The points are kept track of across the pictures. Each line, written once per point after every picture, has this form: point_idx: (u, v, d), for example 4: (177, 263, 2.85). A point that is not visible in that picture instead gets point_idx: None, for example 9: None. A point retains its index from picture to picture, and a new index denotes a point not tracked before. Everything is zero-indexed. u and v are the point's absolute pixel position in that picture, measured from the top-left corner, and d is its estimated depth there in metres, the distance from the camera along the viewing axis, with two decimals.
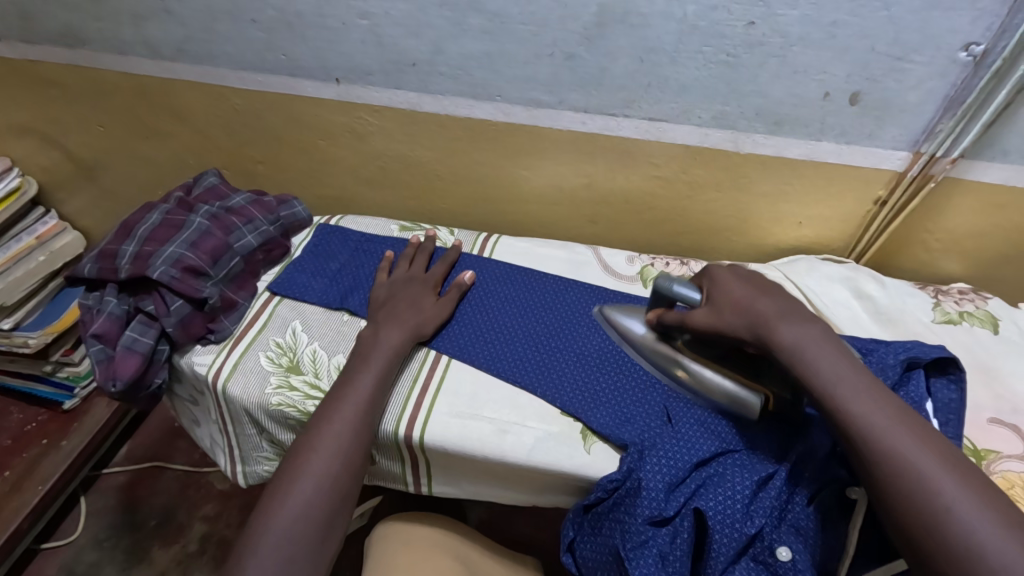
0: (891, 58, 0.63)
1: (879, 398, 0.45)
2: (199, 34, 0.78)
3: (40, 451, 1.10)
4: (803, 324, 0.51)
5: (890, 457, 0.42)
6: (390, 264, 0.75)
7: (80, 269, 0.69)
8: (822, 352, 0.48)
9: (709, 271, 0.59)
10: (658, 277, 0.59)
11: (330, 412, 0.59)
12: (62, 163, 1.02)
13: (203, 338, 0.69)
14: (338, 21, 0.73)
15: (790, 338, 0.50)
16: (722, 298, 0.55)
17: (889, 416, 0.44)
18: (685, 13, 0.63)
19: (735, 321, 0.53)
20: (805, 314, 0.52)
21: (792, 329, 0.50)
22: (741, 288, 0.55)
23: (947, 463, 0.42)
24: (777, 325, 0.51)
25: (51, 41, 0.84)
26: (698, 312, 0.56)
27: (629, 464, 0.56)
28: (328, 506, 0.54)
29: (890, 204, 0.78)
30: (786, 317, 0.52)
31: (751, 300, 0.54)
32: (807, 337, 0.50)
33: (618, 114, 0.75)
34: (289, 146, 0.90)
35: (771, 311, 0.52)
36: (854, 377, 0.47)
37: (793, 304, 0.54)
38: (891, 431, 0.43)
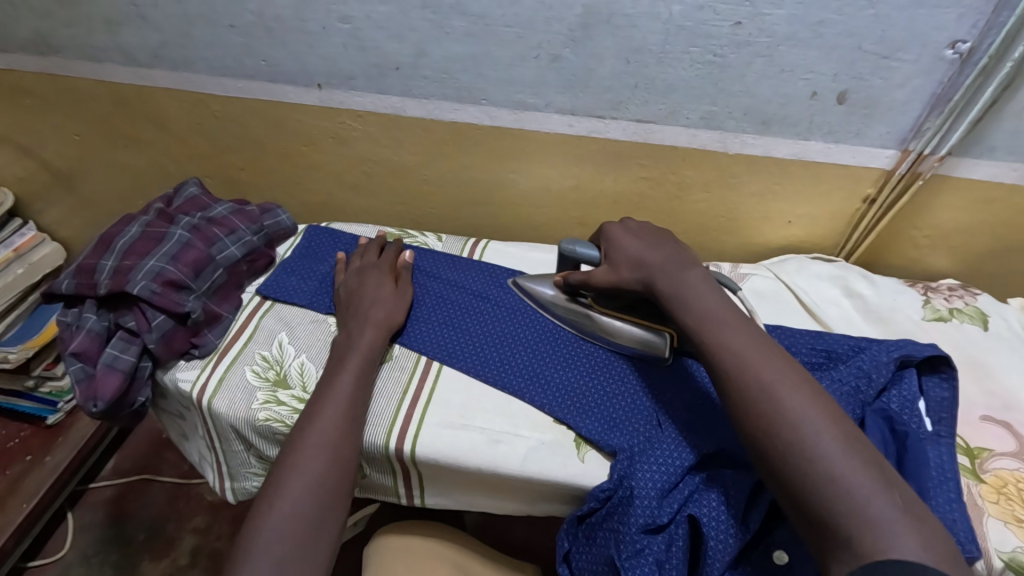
0: (878, 56, 0.63)
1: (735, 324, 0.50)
2: (176, 40, 0.76)
3: (24, 468, 1.08)
4: (684, 272, 0.56)
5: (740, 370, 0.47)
6: (346, 263, 0.75)
7: (58, 285, 0.67)
8: (699, 298, 0.53)
9: (605, 228, 0.64)
10: (562, 241, 0.65)
11: (315, 421, 0.57)
12: (39, 173, 1.00)
13: (187, 353, 0.67)
14: (319, 26, 0.71)
15: (668, 287, 0.55)
16: (617, 255, 0.60)
17: (742, 339, 0.49)
18: (671, 13, 0.63)
19: (629, 276, 0.59)
20: (689, 263, 0.57)
21: (668, 279, 0.55)
22: (634, 244, 0.60)
23: (790, 373, 0.46)
24: (661, 277, 0.56)
25: (23, 48, 0.81)
26: (600, 271, 0.62)
27: (620, 472, 0.56)
28: (315, 520, 0.52)
29: (879, 202, 0.78)
30: (670, 268, 0.56)
31: (641, 253, 0.59)
32: (686, 285, 0.54)
33: (605, 116, 0.74)
34: (272, 153, 0.89)
35: (657, 263, 0.57)
36: (718, 312, 0.52)
37: (680, 252, 0.59)
38: (743, 351, 0.48)
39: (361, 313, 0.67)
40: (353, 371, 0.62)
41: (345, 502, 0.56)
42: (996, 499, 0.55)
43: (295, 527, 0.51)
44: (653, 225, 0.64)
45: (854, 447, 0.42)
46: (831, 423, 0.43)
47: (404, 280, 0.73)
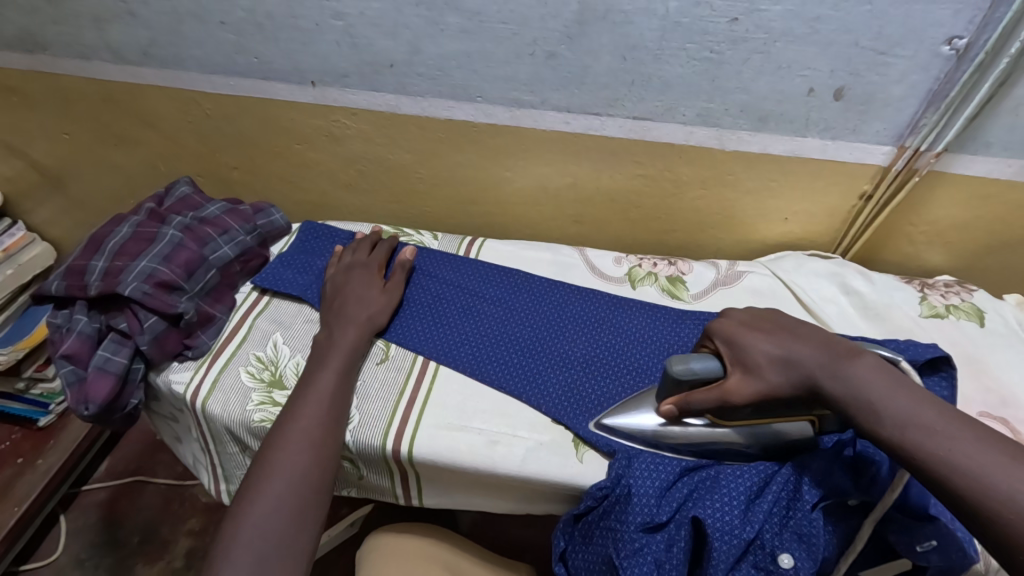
0: (874, 52, 0.63)
1: (896, 386, 0.45)
2: (166, 37, 0.75)
3: (16, 471, 1.07)
4: (848, 363, 0.48)
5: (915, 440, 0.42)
6: (339, 257, 0.75)
7: (48, 286, 0.66)
8: (852, 372, 0.47)
9: (716, 330, 0.56)
10: (671, 363, 0.53)
11: (296, 418, 0.57)
12: (27, 173, 0.98)
13: (180, 355, 0.67)
14: (311, 22, 0.70)
15: (843, 388, 0.47)
16: (753, 358, 0.52)
17: (906, 398, 0.44)
18: (667, 9, 0.62)
19: (781, 381, 0.50)
20: (847, 351, 0.49)
21: (818, 359, 0.49)
22: (766, 340, 0.52)
23: (973, 433, 0.41)
24: (819, 372, 0.49)
25: (10, 46, 0.80)
26: (734, 380, 0.52)
27: (618, 471, 0.56)
28: (292, 523, 0.52)
29: (876, 198, 0.78)
30: (832, 363, 0.48)
31: (786, 353, 0.51)
32: (859, 380, 0.46)
33: (601, 113, 0.74)
34: (265, 151, 0.88)
35: (812, 363, 0.49)
36: (874, 376, 0.46)
37: (829, 341, 0.51)
38: (912, 415, 0.43)
39: (349, 311, 0.67)
40: (335, 367, 0.62)
41: (327, 499, 0.55)
42: None
43: (273, 524, 0.51)
44: (764, 311, 0.57)
45: None
46: None
47: (398, 280, 0.72)
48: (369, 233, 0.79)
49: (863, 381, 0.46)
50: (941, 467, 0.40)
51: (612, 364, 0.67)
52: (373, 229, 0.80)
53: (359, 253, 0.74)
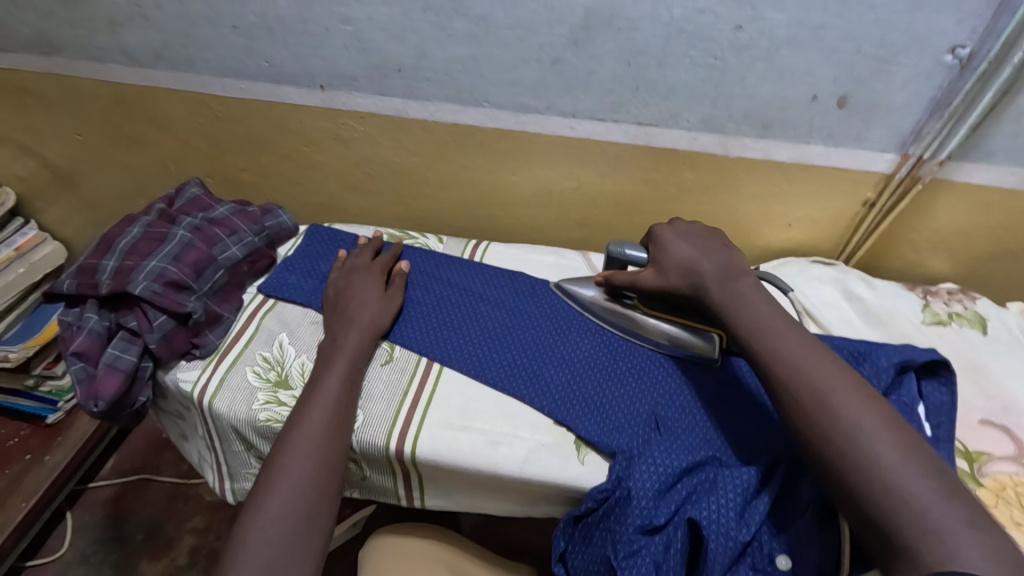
0: (877, 60, 0.63)
1: (789, 335, 0.51)
2: (178, 41, 0.76)
3: (23, 466, 1.08)
4: (738, 280, 0.57)
5: (790, 379, 0.48)
6: (345, 260, 0.76)
7: (60, 284, 0.68)
8: (739, 291, 0.56)
9: (655, 231, 0.65)
10: (610, 243, 0.66)
11: (305, 420, 0.58)
12: (40, 172, 1.00)
13: (187, 353, 0.68)
14: (321, 27, 0.71)
15: (723, 295, 0.56)
16: (667, 259, 0.61)
17: (796, 346, 0.50)
18: (672, 16, 0.63)
19: (678, 281, 0.60)
20: (743, 273, 0.57)
21: (715, 269, 0.58)
22: (684, 248, 0.61)
23: (843, 382, 0.47)
24: (743, 309, 0.54)
25: (26, 49, 0.82)
26: (647, 274, 0.63)
27: (619, 473, 0.56)
28: (303, 524, 0.52)
29: (879, 205, 0.78)
30: (772, 329, 0.52)
31: (694, 261, 0.59)
32: (737, 295, 0.56)
33: (607, 118, 0.74)
34: (273, 153, 0.89)
35: (709, 272, 0.58)
36: (771, 321, 0.53)
37: (732, 260, 0.60)
38: (796, 360, 0.49)
39: (352, 313, 0.68)
40: (341, 370, 0.62)
41: (335, 502, 0.56)
42: (995, 502, 0.55)
43: (281, 525, 0.51)
44: (702, 225, 0.65)
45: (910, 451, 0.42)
46: (896, 438, 0.43)
47: (398, 286, 0.73)
48: (371, 238, 0.79)
49: (794, 353, 0.49)
50: (845, 448, 0.43)
51: (614, 365, 0.67)
52: (374, 234, 0.81)
53: (362, 255, 0.75)
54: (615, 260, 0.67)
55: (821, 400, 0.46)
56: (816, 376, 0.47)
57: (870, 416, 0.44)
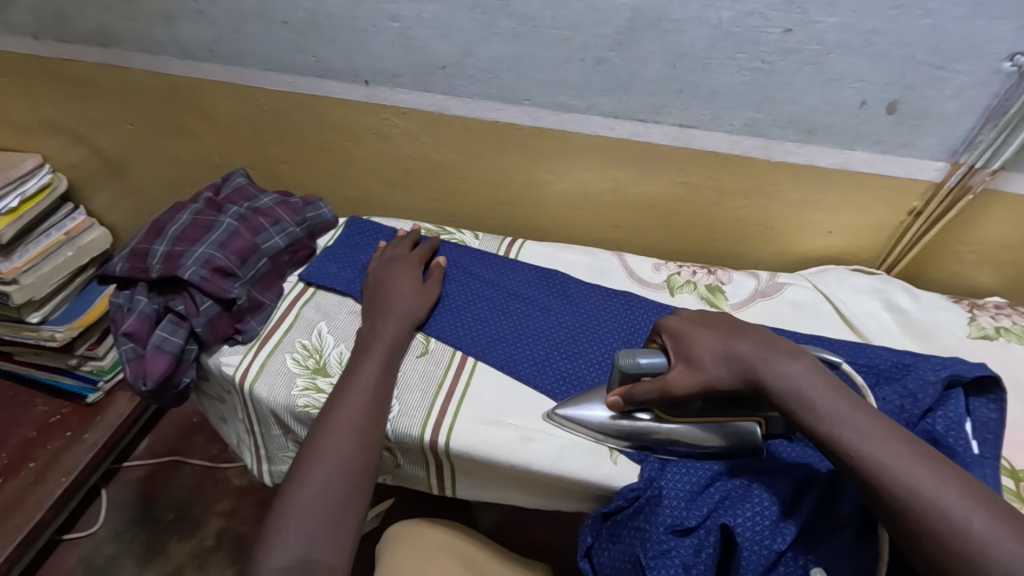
0: (931, 66, 0.62)
1: (856, 411, 0.46)
2: (229, 35, 0.79)
3: (64, 443, 1.12)
4: (787, 362, 0.50)
5: (870, 465, 0.43)
6: (385, 251, 0.77)
7: (111, 267, 0.70)
8: (793, 371, 0.49)
9: (665, 325, 0.59)
10: (618, 355, 0.56)
11: (344, 407, 0.59)
12: (90, 159, 1.03)
13: (230, 338, 0.70)
14: (368, 23, 0.73)
15: (785, 380, 0.49)
16: (698, 351, 0.54)
17: (868, 425, 0.45)
18: (720, 18, 0.63)
19: (721, 372, 0.52)
20: (788, 349, 0.51)
21: (755, 354, 0.52)
22: (708, 332, 0.55)
23: (930, 463, 0.43)
24: (816, 397, 0.47)
25: (85, 40, 0.85)
26: (677, 373, 0.54)
27: (651, 473, 0.57)
28: (337, 506, 0.53)
29: (925, 215, 0.76)
30: (836, 406, 0.47)
31: (729, 347, 0.53)
32: (792, 377, 0.49)
33: (647, 120, 0.74)
34: (314, 146, 0.91)
35: (752, 357, 0.52)
36: (835, 398, 0.47)
37: (770, 339, 0.53)
38: (873, 442, 0.44)
39: (388, 302, 0.69)
40: (378, 359, 0.63)
41: (369, 486, 0.57)
42: None
43: (317, 507, 0.53)
44: (707, 313, 0.60)
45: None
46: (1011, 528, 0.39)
47: (436, 277, 0.74)
48: (409, 232, 0.81)
49: (892, 456, 0.43)
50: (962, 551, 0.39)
51: None
52: (412, 228, 0.82)
53: (396, 248, 0.77)
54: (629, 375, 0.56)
55: (908, 487, 0.42)
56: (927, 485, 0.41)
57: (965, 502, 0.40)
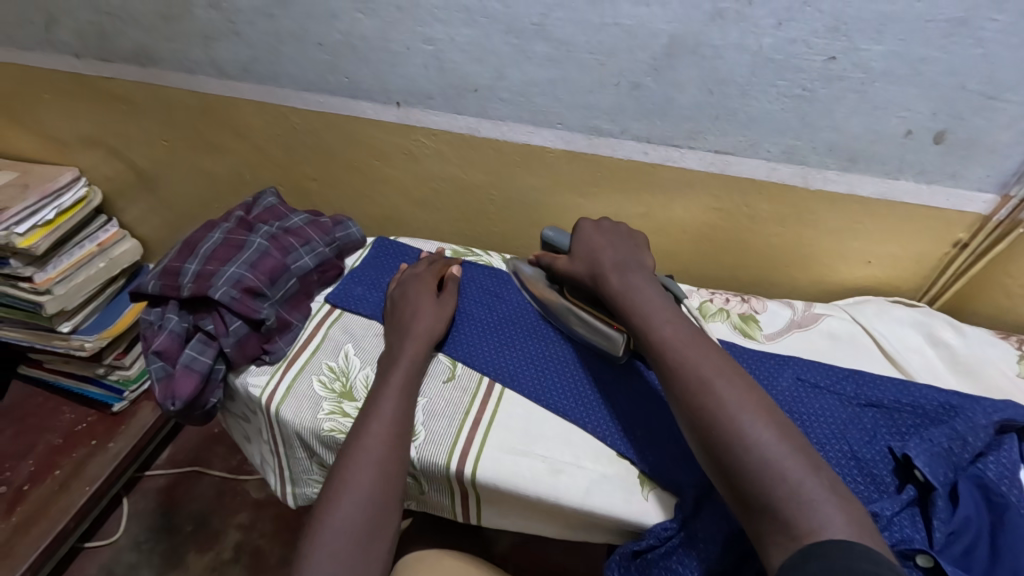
0: (983, 96, 0.60)
1: (664, 308, 0.57)
2: (265, 56, 0.79)
3: (88, 451, 1.13)
4: (633, 275, 0.62)
5: (663, 346, 0.54)
6: (409, 269, 0.77)
7: (144, 284, 0.70)
8: (629, 277, 0.61)
9: (576, 227, 0.70)
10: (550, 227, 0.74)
11: (367, 443, 0.57)
12: (125, 173, 1.05)
13: (258, 358, 0.69)
14: (402, 46, 0.73)
15: (619, 285, 0.61)
16: (577, 249, 0.67)
17: (667, 318, 0.56)
18: (760, 45, 0.62)
19: (581, 272, 0.65)
20: (641, 269, 0.63)
21: (613, 260, 0.64)
22: (597, 240, 0.67)
23: (707, 348, 0.53)
24: (640, 301, 0.58)
25: (125, 59, 0.87)
26: (562, 261, 0.69)
27: (685, 513, 0.55)
28: (361, 541, 0.52)
29: (972, 247, 0.74)
30: (652, 304, 0.58)
31: (596, 251, 0.66)
32: (632, 284, 0.61)
33: (682, 145, 0.73)
34: (343, 165, 0.91)
35: (608, 263, 0.64)
36: (651, 298, 0.59)
37: (634, 256, 0.65)
38: (667, 330, 0.55)
39: (412, 325, 0.68)
40: (400, 392, 0.62)
41: (395, 519, 0.56)
42: None
43: (340, 542, 0.52)
44: (622, 229, 0.70)
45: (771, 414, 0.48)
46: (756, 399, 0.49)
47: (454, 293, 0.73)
48: (434, 254, 0.81)
49: (679, 342, 0.53)
50: (710, 405, 0.48)
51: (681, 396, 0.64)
52: (438, 250, 0.82)
53: (417, 269, 0.75)
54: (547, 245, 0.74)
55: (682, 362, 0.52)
56: (699, 364, 0.51)
57: (722, 374, 0.50)
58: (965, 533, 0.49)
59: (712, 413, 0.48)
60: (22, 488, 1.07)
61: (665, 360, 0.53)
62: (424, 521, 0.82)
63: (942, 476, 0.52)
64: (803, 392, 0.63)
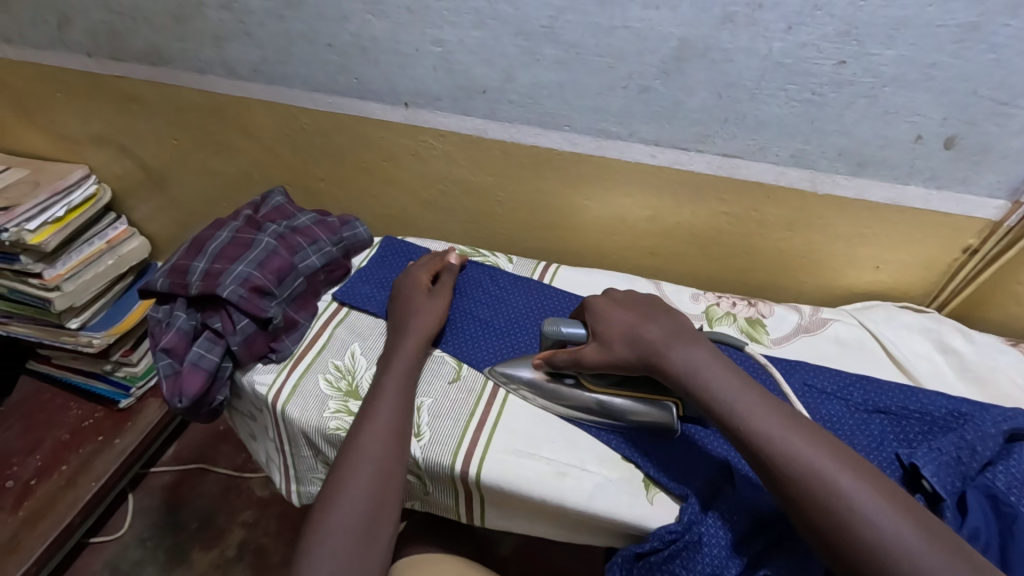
0: (995, 102, 0.60)
1: (743, 386, 0.52)
2: (276, 57, 0.80)
3: (95, 447, 1.14)
4: (690, 348, 0.56)
5: (759, 436, 0.49)
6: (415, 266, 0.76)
7: (153, 281, 0.71)
8: (691, 348, 0.56)
9: (589, 303, 0.64)
10: (546, 322, 0.65)
11: (362, 441, 0.57)
12: (135, 172, 1.06)
13: (265, 356, 0.70)
14: (412, 48, 0.73)
15: (683, 365, 0.55)
16: (609, 331, 0.60)
17: (753, 399, 0.51)
18: (770, 49, 0.61)
19: (626, 352, 0.58)
20: (692, 337, 0.57)
21: (660, 335, 0.58)
22: (627, 317, 0.61)
23: (807, 435, 0.49)
24: (715, 379, 0.53)
25: (136, 59, 0.87)
26: (589, 349, 0.60)
27: (690, 516, 0.55)
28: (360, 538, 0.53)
29: (982, 253, 0.73)
30: (731, 384, 0.53)
31: (637, 330, 0.59)
32: (696, 360, 0.55)
33: (690, 148, 0.73)
34: (352, 165, 0.91)
35: (658, 339, 0.57)
36: (727, 375, 0.53)
37: (677, 324, 0.59)
38: (758, 416, 0.50)
39: (410, 324, 0.68)
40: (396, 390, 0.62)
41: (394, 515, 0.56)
42: None
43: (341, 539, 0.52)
44: (640, 295, 0.65)
45: (898, 505, 0.44)
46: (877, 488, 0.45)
47: (446, 284, 0.74)
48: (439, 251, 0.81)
49: (776, 430, 0.49)
50: (833, 505, 0.44)
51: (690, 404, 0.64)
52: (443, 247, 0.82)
53: (417, 272, 0.75)
54: (553, 340, 0.64)
55: (787, 455, 0.47)
56: (806, 455, 0.47)
57: (835, 466, 0.46)
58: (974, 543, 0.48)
59: (843, 520, 0.44)
60: (29, 483, 1.08)
61: (754, 449, 0.49)
62: (419, 522, 0.82)
63: (950, 485, 0.52)
64: (810, 398, 0.63)
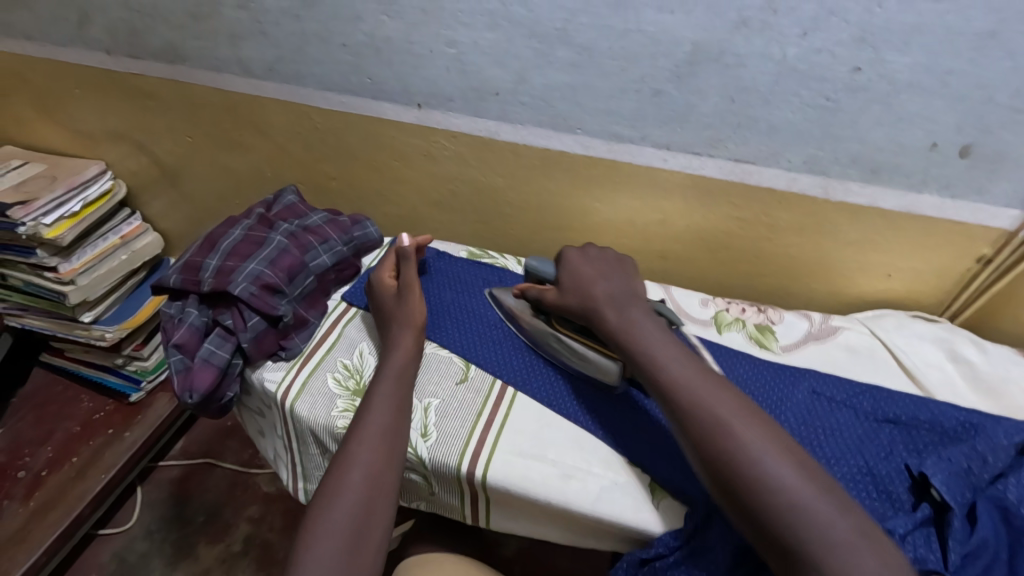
0: (1012, 110, 0.59)
1: (681, 359, 0.56)
2: (291, 55, 0.80)
3: (106, 440, 1.15)
4: (630, 309, 0.62)
5: (690, 401, 0.52)
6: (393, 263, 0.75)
7: (166, 278, 0.71)
8: (633, 317, 0.61)
9: (563, 253, 0.70)
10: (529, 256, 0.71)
11: (352, 445, 0.57)
12: (149, 168, 1.07)
13: (274, 354, 0.70)
14: (426, 49, 0.74)
15: (617, 322, 0.61)
16: (568, 279, 0.66)
17: (690, 370, 0.55)
18: (785, 54, 0.61)
19: (573, 301, 0.64)
20: (638, 303, 0.63)
21: (608, 292, 0.63)
22: (587, 270, 0.66)
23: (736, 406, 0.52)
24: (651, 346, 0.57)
25: (153, 56, 0.88)
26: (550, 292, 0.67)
27: (695, 522, 0.55)
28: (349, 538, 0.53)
29: (996, 262, 0.73)
30: (670, 356, 0.56)
31: (590, 287, 0.64)
32: (632, 321, 0.61)
33: (702, 153, 0.73)
34: (363, 164, 0.92)
35: (603, 295, 0.63)
36: (668, 348, 0.57)
37: (630, 287, 0.65)
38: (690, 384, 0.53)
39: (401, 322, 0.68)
40: (387, 395, 0.62)
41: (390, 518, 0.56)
42: None
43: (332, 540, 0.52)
44: (612, 254, 0.70)
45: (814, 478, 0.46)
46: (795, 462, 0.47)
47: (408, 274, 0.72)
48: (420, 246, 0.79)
49: (702, 393, 0.52)
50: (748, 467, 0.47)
51: None
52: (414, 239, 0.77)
53: (378, 275, 0.73)
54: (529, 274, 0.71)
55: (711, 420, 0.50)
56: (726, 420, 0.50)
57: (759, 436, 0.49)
58: (982, 555, 0.47)
59: (753, 480, 0.46)
60: (40, 474, 1.09)
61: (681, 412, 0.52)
62: (426, 519, 0.82)
63: (960, 496, 0.51)
64: (819, 407, 0.62)
